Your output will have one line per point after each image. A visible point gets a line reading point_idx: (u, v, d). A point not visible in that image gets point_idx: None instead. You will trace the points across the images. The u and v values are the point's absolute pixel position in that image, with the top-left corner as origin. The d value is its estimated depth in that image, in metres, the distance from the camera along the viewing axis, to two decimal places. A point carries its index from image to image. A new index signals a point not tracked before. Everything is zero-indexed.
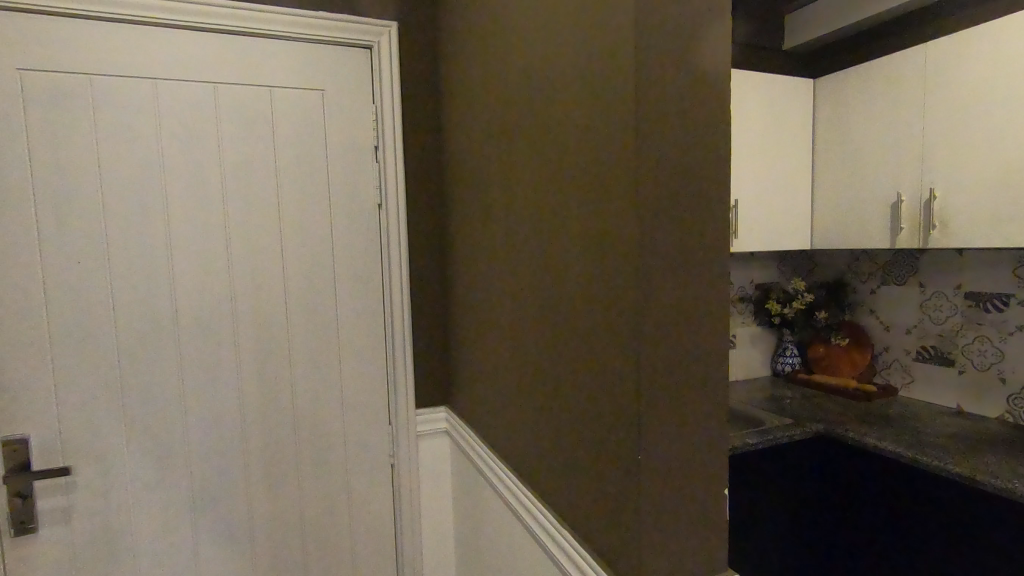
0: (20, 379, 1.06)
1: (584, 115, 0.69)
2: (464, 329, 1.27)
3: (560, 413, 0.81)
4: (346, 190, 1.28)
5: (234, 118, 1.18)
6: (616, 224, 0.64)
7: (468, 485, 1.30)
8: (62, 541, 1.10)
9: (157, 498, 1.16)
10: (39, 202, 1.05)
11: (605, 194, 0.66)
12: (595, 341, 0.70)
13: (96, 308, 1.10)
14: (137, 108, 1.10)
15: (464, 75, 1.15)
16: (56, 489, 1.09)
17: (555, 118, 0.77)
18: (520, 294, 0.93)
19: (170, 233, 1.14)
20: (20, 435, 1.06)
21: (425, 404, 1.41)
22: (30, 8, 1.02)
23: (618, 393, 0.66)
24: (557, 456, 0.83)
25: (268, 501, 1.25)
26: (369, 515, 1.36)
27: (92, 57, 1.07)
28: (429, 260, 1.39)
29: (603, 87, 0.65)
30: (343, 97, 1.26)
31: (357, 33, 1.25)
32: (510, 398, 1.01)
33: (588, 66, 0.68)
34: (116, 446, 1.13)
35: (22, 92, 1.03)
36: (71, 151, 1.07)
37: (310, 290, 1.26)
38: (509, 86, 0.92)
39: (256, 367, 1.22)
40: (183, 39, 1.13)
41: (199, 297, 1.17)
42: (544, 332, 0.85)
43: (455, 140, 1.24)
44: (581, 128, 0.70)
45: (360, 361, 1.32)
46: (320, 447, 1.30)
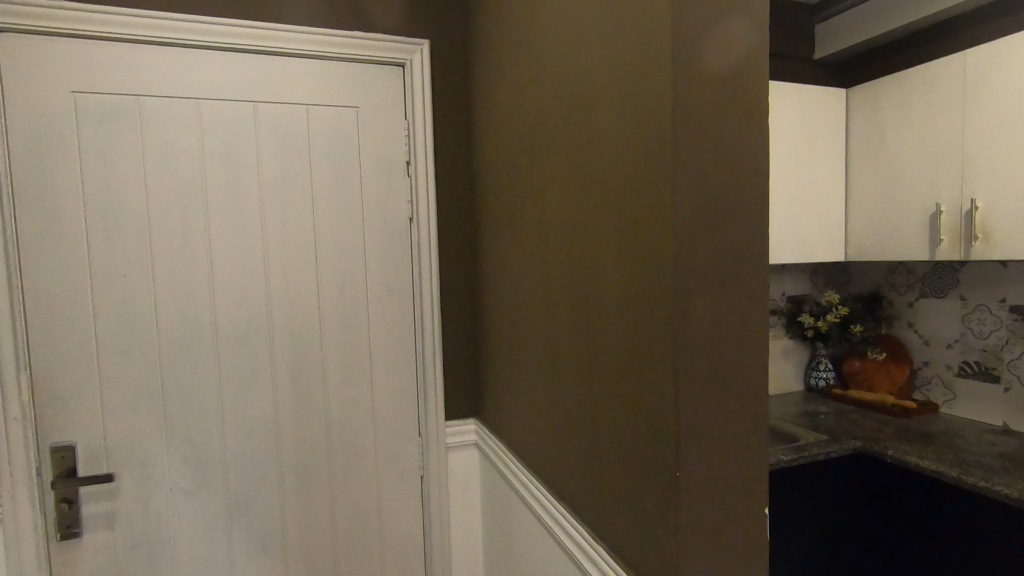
0: (68, 388, 1.10)
1: (618, 131, 0.70)
2: (495, 342, 1.27)
3: (594, 427, 0.81)
4: (378, 204, 1.31)
5: (272, 135, 1.21)
6: (652, 239, 0.64)
7: (498, 499, 1.29)
8: (105, 546, 1.13)
9: (195, 506, 1.19)
10: (90, 218, 1.10)
11: (640, 209, 0.66)
12: (629, 355, 0.70)
13: (141, 319, 1.14)
14: (182, 127, 1.15)
15: (495, 91, 1.17)
16: (100, 495, 1.12)
17: (588, 133, 0.78)
18: (552, 307, 0.93)
19: (211, 247, 1.18)
20: (67, 442, 1.10)
21: (455, 416, 1.42)
22: (85, 35, 1.08)
23: (654, 408, 0.66)
24: (591, 470, 0.83)
25: (300, 511, 1.27)
26: (399, 527, 1.36)
27: (140, 79, 1.12)
28: (460, 274, 1.41)
29: (638, 104, 0.65)
30: (377, 113, 1.29)
31: (391, 52, 1.29)
32: (542, 412, 1.01)
33: (622, 83, 0.68)
34: (156, 455, 1.16)
35: (76, 114, 1.08)
36: (120, 169, 1.11)
37: (344, 303, 1.29)
38: (542, 103, 0.93)
39: (290, 378, 1.25)
40: (225, 61, 1.17)
41: (238, 310, 1.20)
42: (577, 346, 0.85)
43: (487, 155, 1.25)
44: (615, 144, 0.71)
45: (391, 373, 1.34)
46: (352, 458, 1.31)
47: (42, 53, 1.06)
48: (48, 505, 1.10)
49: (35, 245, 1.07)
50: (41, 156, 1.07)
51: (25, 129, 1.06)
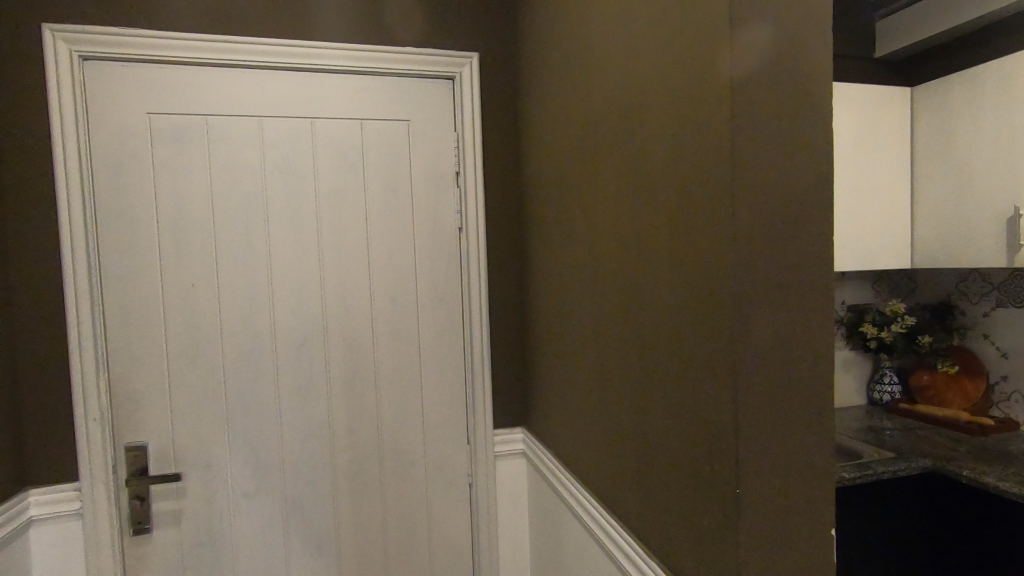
0: (141, 390, 1.17)
1: (673, 138, 0.69)
2: (544, 351, 1.27)
3: (648, 439, 0.80)
4: (428, 214, 1.33)
5: (329, 149, 1.26)
6: (709, 247, 0.63)
7: (546, 510, 1.29)
8: (172, 542, 1.19)
9: (255, 507, 1.23)
10: (162, 231, 1.17)
11: (696, 217, 0.65)
12: (685, 366, 0.69)
13: (206, 326, 1.20)
14: (244, 144, 1.21)
15: (545, 101, 1.18)
16: (168, 493, 1.18)
17: (642, 142, 0.77)
18: (604, 317, 0.93)
19: (271, 258, 1.23)
20: (140, 442, 1.17)
21: (503, 425, 1.42)
22: (158, 59, 1.15)
23: (712, 421, 0.64)
24: (645, 483, 0.81)
25: (353, 517, 1.30)
26: (448, 532, 1.38)
27: (208, 98, 1.18)
28: (508, 283, 1.41)
29: (693, 110, 0.64)
30: (428, 125, 1.32)
31: (441, 65, 1.32)
32: (594, 422, 1.00)
33: (675, 90, 0.68)
34: (220, 456, 1.21)
35: (150, 133, 1.16)
36: (188, 184, 1.18)
37: (395, 312, 1.32)
38: (593, 112, 0.93)
39: (344, 385, 1.28)
40: (286, 78, 1.23)
41: (295, 317, 1.25)
42: (630, 356, 0.84)
43: (536, 165, 1.26)
44: (669, 151, 0.70)
45: (440, 379, 1.35)
46: (402, 465, 1.33)
47: (122, 78, 1.14)
48: (122, 500, 1.17)
49: (113, 256, 1.15)
50: (120, 174, 1.14)
51: (107, 148, 1.14)
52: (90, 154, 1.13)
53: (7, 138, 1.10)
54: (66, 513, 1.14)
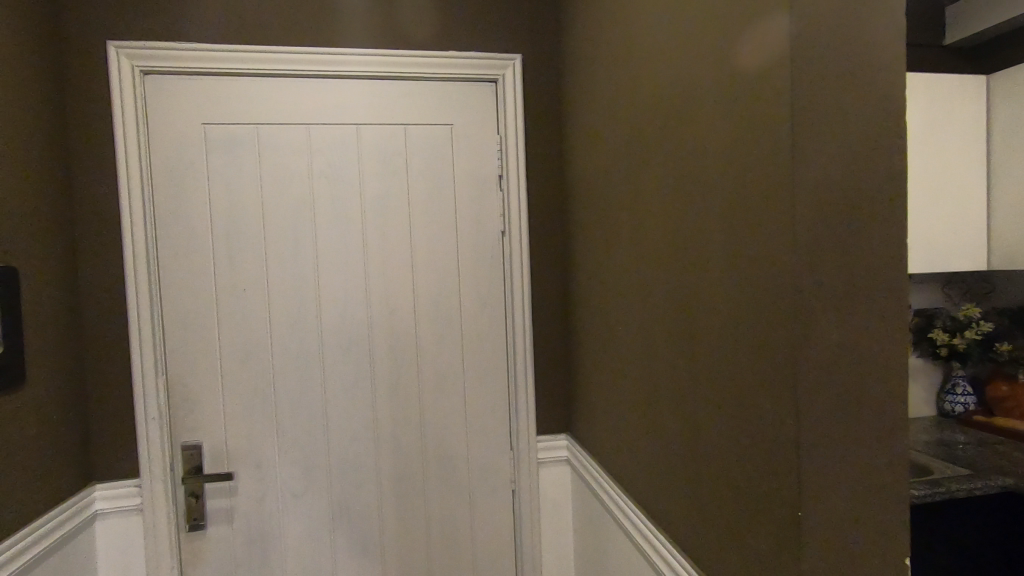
0: (197, 391, 1.21)
1: (726, 139, 0.65)
2: (589, 358, 1.24)
3: (701, 453, 0.76)
4: (472, 218, 1.33)
5: (374, 155, 1.27)
6: (766, 253, 0.59)
7: (591, 520, 1.25)
8: (224, 539, 1.22)
9: (303, 507, 1.26)
10: (216, 237, 1.21)
11: (751, 220, 0.61)
12: (741, 377, 0.65)
13: (257, 330, 1.23)
14: (294, 151, 1.24)
15: (591, 102, 1.15)
16: (222, 492, 1.22)
17: (693, 142, 0.73)
18: (652, 324, 0.89)
19: (319, 262, 1.25)
20: (195, 441, 1.21)
21: (547, 431, 1.40)
22: (213, 72, 1.19)
23: (771, 437, 0.60)
24: (697, 499, 0.78)
25: (397, 519, 1.31)
26: (492, 538, 1.36)
27: (259, 108, 1.22)
28: (552, 287, 1.39)
29: (749, 108, 0.60)
30: (470, 129, 1.32)
31: (484, 68, 1.31)
32: (642, 432, 0.96)
33: (730, 88, 0.64)
34: (270, 456, 1.24)
35: (205, 143, 1.20)
36: (241, 192, 1.22)
37: (439, 316, 1.32)
38: (642, 113, 0.90)
39: (389, 389, 1.29)
40: (332, 86, 1.25)
41: (342, 321, 1.27)
42: (681, 365, 0.80)
43: (581, 167, 1.23)
44: (722, 151, 0.66)
45: (483, 384, 1.34)
46: (445, 469, 1.33)
47: (178, 90, 1.18)
48: (179, 497, 1.21)
49: (171, 261, 1.19)
50: (177, 183, 1.19)
51: (165, 159, 1.19)
52: (150, 165, 1.18)
53: (77, 151, 1.16)
54: (128, 508, 1.19)
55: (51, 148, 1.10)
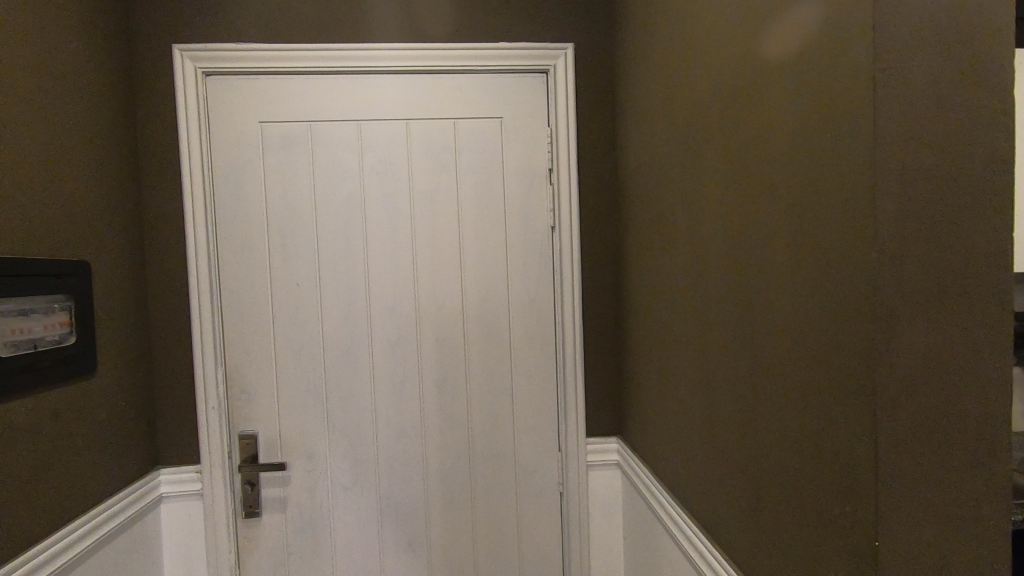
0: (254, 383, 1.25)
1: (796, 124, 0.59)
2: (642, 358, 1.19)
3: (762, 467, 0.70)
4: (522, 213, 1.30)
5: (424, 152, 1.27)
6: (844, 249, 0.52)
7: (642, 527, 1.20)
8: (278, 527, 1.26)
9: (352, 500, 1.27)
10: (271, 233, 1.24)
11: (825, 213, 0.55)
12: (811, 388, 0.59)
13: (310, 323, 1.25)
14: (346, 148, 1.25)
15: (646, 90, 1.09)
16: (276, 481, 1.26)
17: (757, 130, 0.67)
18: (710, 327, 0.84)
19: (369, 258, 1.26)
20: (251, 430, 1.25)
21: (597, 433, 1.35)
22: (270, 72, 1.22)
23: (848, 456, 0.53)
24: (758, 518, 0.72)
25: (443, 517, 1.30)
26: (539, 540, 1.33)
27: (313, 106, 1.24)
28: (604, 283, 1.34)
29: (824, 88, 0.54)
30: (521, 122, 1.29)
31: (535, 59, 1.28)
32: (697, 441, 0.91)
33: (802, 67, 0.58)
34: (321, 448, 1.26)
35: (263, 142, 1.23)
36: (295, 189, 1.24)
37: (487, 312, 1.30)
38: (701, 99, 0.84)
39: (436, 386, 1.29)
40: (382, 83, 1.25)
41: (391, 317, 1.27)
42: (741, 371, 0.74)
43: (636, 159, 1.17)
44: (791, 139, 0.60)
45: (531, 382, 1.32)
46: (492, 468, 1.31)
47: (237, 90, 1.22)
48: (237, 484, 1.25)
49: (230, 257, 1.23)
50: (236, 180, 1.23)
51: (225, 158, 1.22)
52: (211, 163, 1.22)
53: (145, 151, 1.22)
54: (189, 493, 1.24)
55: (121, 148, 1.16)
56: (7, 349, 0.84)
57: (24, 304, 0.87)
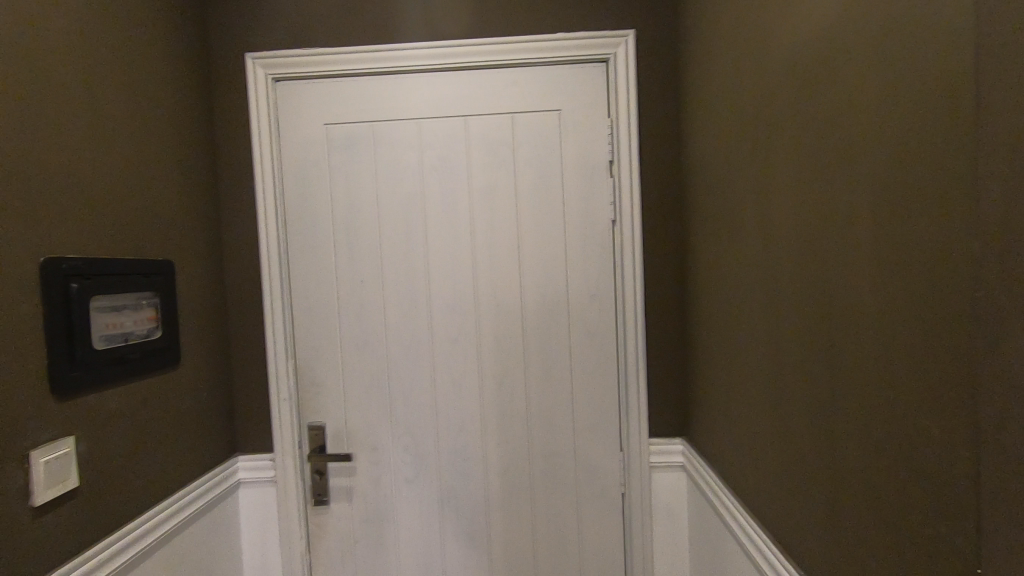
0: (321, 375, 1.30)
1: (879, 94, 0.54)
2: (709, 357, 1.13)
3: (841, 478, 0.64)
4: (581, 207, 1.27)
5: (483, 149, 1.26)
6: (938, 226, 0.47)
7: (708, 532, 1.15)
8: (345, 515, 1.31)
9: (414, 492, 1.30)
10: (337, 231, 1.28)
11: (914, 187, 0.50)
12: (897, 386, 0.53)
13: (373, 318, 1.29)
14: (407, 146, 1.27)
15: (712, 73, 1.03)
16: (342, 470, 1.30)
17: (835, 106, 0.63)
18: (783, 323, 0.78)
19: (429, 254, 1.28)
20: (319, 422, 1.30)
21: (661, 433, 1.30)
22: (334, 74, 1.26)
23: (943, 463, 0.48)
24: (835, 532, 0.66)
25: (503, 513, 1.30)
26: (600, 541, 1.30)
27: (374, 105, 1.26)
28: (668, 278, 1.29)
29: (912, 53, 0.49)
30: (580, 113, 1.25)
31: (594, 48, 1.24)
32: (767, 446, 0.85)
33: (889, 32, 0.53)
34: (384, 440, 1.29)
35: (328, 143, 1.27)
36: (359, 187, 1.27)
37: (546, 308, 1.28)
38: (772, 80, 0.79)
39: (496, 382, 1.28)
40: (441, 80, 1.26)
41: (451, 313, 1.28)
42: (817, 369, 0.69)
43: (702, 147, 1.12)
44: (875, 111, 0.55)
45: (592, 378, 1.29)
46: (552, 466, 1.30)
47: (304, 93, 1.27)
48: (307, 473, 1.31)
49: (299, 254, 1.29)
50: (304, 181, 1.28)
51: (294, 159, 1.28)
52: (281, 165, 1.28)
53: (222, 155, 1.29)
54: (264, 479, 1.31)
55: (200, 153, 1.23)
56: (103, 343, 0.90)
57: (116, 301, 0.94)
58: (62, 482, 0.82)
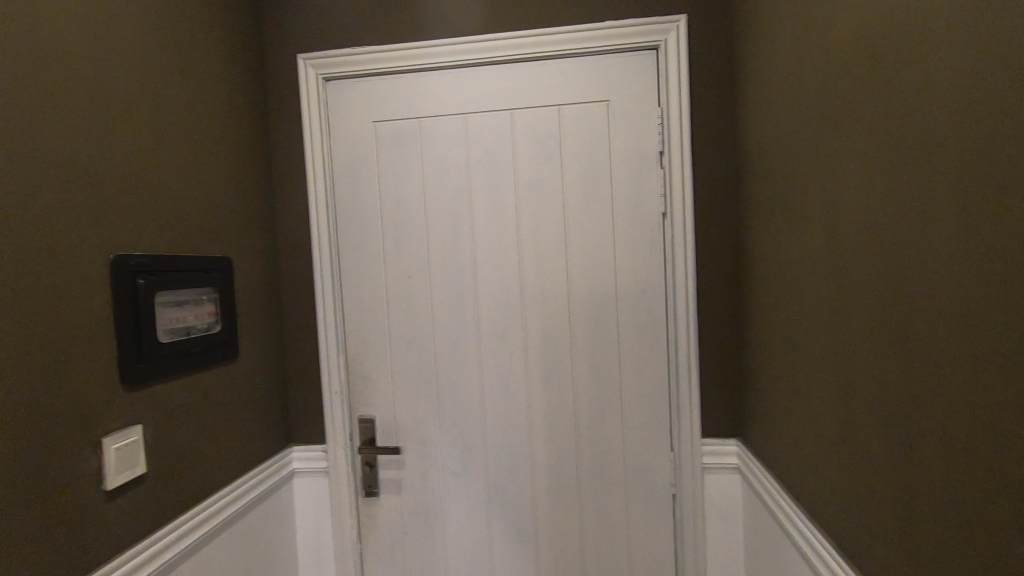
0: (371, 369, 1.32)
1: (949, 80, 0.52)
2: (766, 355, 1.08)
3: (913, 485, 0.60)
4: (631, 200, 1.24)
5: (530, 143, 1.25)
6: (979, 229, 0.49)
7: (765, 537, 1.10)
8: (395, 507, 1.33)
9: (462, 487, 1.30)
10: (386, 228, 1.30)
11: (991, 174, 0.48)
12: (941, 380, 0.55)
13: (423, 313, 1.30)
14: (453, 142, 1.27)
15: (771, 55, 0.98)
16: (392, 463, 1.32)
17: (903, 89, 0.59)
18: (836, 321, 0.76)
19: (477, 250, 1.27)
20: (369, 415, 1.32)
21: (715, 434, 1.26)
22: (382, 72, 1.27)
23: (988, 451, 0.49)
24: (908, 545, 0.62)
25: (551, 511, 1.29)
26: (650, 542, 1.27)
27: (422, 102, 1.27)
28: (722, 273, 1.24)
29: (991, 33, 0.47)
30: (629, 104, 1.22)
31: (644, 35, 1.20)
32: (830, 451, 0.80)
33: (957, 19, 0.51)
34: (432, 434, 1.31)
35: (377, 140, 1.29)
36: (407, 183, 1.28)
37: (594, 304, 1.26)
38: (833, 64, 0.74)
39: (543, 378, 1.27)
40: (488, 74, 1.25)
41: (499, 308, 1.28)
42: (868, 365, 0.68)
43: (759, 134, 1.06)
44: (920, 114, 0.56)
45: (642, 376, 1.25)
46: (600, 465, 1.27)
47: (354, 92, 1.29)
48: (357, 465, 1.33)
49: (349, 251, 1.31)
50: (354, 179, 1.30)
51: (344, 157, 1.30)
52: (332, 164, 1.31)
53: (276, 155, 1.33)
54: (317, 470, 1.35)
55: (255, 153, 1.27)
56: (167, 336, 0.95)
57: (179, 296, 0.98)
58: (131, 467, 0.86)
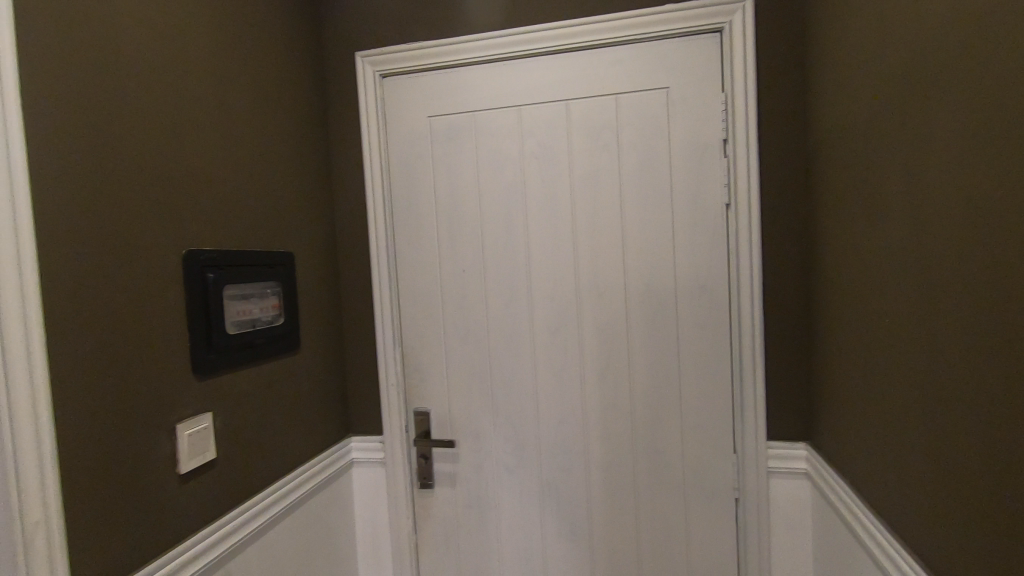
0: (425, 362, 1.33)
1: None
2: (838, 355, 1.01)
3: (1000, 500, 0.55)
4: (691, 191, 1.19)
5: (584, 134, 1.22)
6: None
7: (835, 547, 1.03)
8: (449, 499, 1.34)
9: (516, 482, 1.30)
10: (440, 222, 1.30)
11: None
12: (999, 391, 0.54)
13: (476, 307, 1.30)
14: (507, 134, 1.25)
15: (846, 32, 0.91)
16: (446, 456, 1.33)
17: (998, 64, 0.53)
18: (912, 321, 0.71)
19: (530, 243, 1.26)
20: (424, 408, 1.34)
21: (781, 436, 1.20)
22: (437, 66, 1.28)
23: None
24: (997, 567, 0.56)
25: (606, 511, 1.26)
26: (710, 547, 1.23)
27: (476, 95, 1.26)
28: (790, 266, 1.17)
29: None
30: (689, 91, 1.17)
31: (707, 17, 1.15)
32: (911, 459, 0.74)
33: None
34: (485, 428, 1.31)
35: (431, 135, 1.29)
36: (461, 177, 1.28)
37: (652, 299, 1.22)
38: (912, 42, 0.69)
39: (598, 374, 1.24)
40: (543, 64, 1.23)
41: (553, 303, 1.26)
42: (952, 368, 0.62)
43: (832, 118, 0.99)
44: (1008, 101, 0.52)
45: (701, 375, 1.20)
46: (657, 465, 1.23)
47: (409, 88, 1.30)
48: (413, 457, 1.35)
49: (405, 245, 1.33)
50: (409, 174, 1.31)
51: (400, 152, 1.31)
52: (388, 159, 1.32)
53: (336, 153, 1.36)
54: (374, 460, 1.38)
55: (316, 151, 1.30)
56: (235, 328, 0.99)
57: (245, 290, 1.02)
58: (203, 452, 0.90)
